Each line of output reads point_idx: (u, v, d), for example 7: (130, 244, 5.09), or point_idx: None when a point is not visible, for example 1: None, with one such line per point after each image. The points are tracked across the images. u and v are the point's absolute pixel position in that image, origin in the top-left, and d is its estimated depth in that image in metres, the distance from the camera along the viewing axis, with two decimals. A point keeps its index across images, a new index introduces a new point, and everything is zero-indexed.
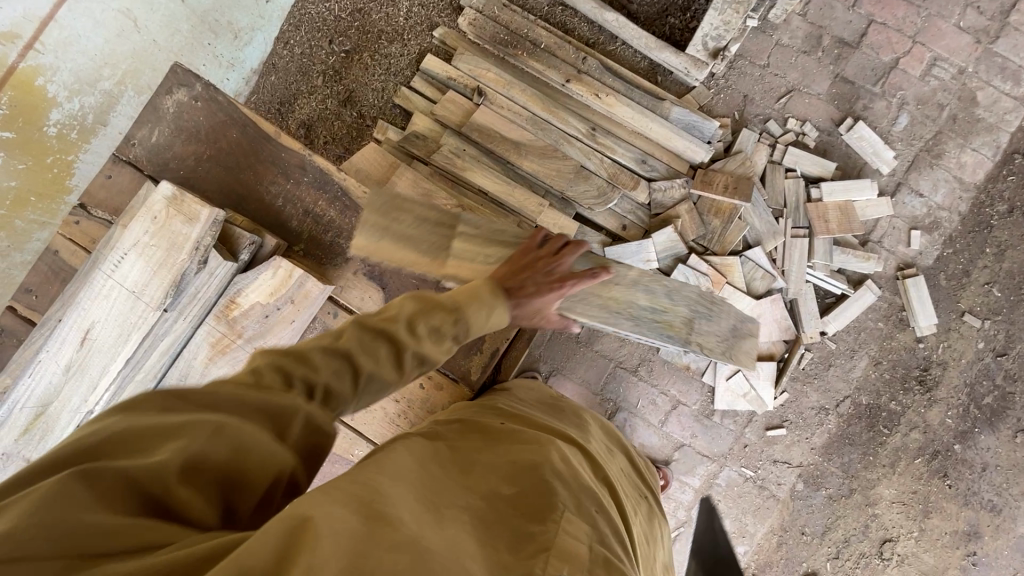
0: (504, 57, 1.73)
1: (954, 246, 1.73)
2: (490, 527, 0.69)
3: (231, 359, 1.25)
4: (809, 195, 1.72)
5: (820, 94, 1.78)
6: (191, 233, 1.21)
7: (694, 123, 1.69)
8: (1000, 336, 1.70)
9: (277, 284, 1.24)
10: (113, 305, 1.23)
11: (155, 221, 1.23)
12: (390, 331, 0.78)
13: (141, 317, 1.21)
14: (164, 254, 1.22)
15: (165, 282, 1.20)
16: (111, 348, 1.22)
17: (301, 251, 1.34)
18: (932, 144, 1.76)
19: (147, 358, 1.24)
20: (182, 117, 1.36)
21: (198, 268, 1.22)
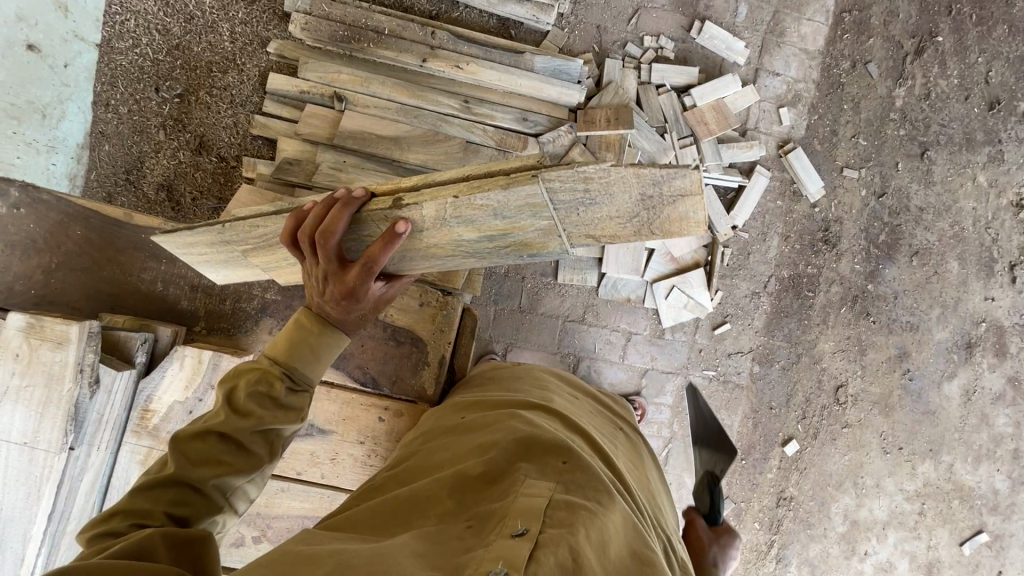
0: (351, 54, 1.63)
1: (817, 111, 1.88)
2: (449, 522, 0.77)
3: None
4: (684, 104, 1.78)
5: (664, 4, 1.83)
6: (69, 356, 1.11)
7: (560, 67, 1.69)
8: (876, 179, 1.88)
9: (189, 375, 1.22)
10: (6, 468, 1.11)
11: (19, 359, 1.12)
12: (218, 423, 0.89)
13: (47, 467, 1.11)
14: (45, 390, 1.12)
15: (61, 419, 1.11)
16: (25, 513, 1.10)
17: (203, 329, 1.32)
18: (773, 24, 1.87)
19: (73, 501, 1.15)
20: (9, 230, 1.26)
21: (93, 389, 1.13)
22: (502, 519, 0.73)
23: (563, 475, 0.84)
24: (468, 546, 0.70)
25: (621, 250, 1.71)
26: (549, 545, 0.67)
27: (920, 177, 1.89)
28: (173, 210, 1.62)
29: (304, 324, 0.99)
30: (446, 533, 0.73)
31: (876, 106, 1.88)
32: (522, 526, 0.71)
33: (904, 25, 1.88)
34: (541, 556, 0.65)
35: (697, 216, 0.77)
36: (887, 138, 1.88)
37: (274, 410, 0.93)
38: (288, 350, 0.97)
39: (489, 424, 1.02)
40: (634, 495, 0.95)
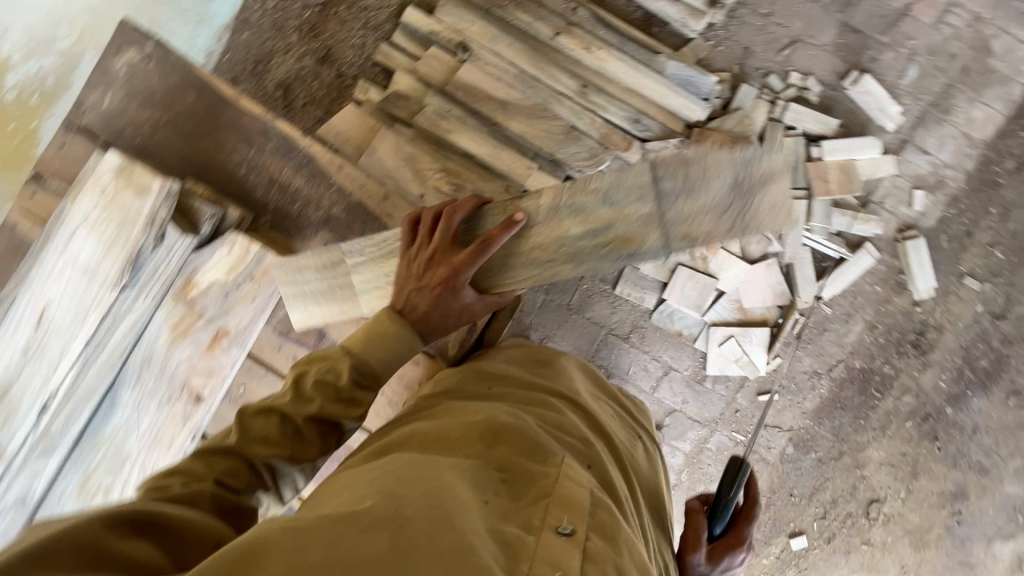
0: (490, 9, 1.63)
1: (957, 206, 1.68)
2: (487, 487, 0.75)
3: (195, 342, 1.25)
4: (809, 154, 1.64)
5: (824, 44, 1.69)
6: (144, 206, 1.19)
7: (691, 78, 1.61)
8: (999, 299, 1.67)
9: (233, 262, 1.24)
10: (67, 285, 1.21)
11: (104, 193, 1.20)
12: (283, 405, 0.95)
13: (99, 296, 1.20)
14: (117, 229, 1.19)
15: (121, 259, 1.19)
16: (71, 328, 1.21)
17: (268, 222, 1.30)
18: (941, 98, 1.68)
19: (112, 338, 1.23)
20: (133, 79, 1.28)
21: (155, 243, 1.20)
22: (546, 505, 0.72)
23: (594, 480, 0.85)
24: (507, 515, 0.69)
25: (689, 281, 1.65)
26: (593, 554, 0.67)
27: None
28: (283, 109, 1.69)
29: (388, 317, 1.04)
30: (485, 497, 0.72)
31: None
32: (568, 522, 0.70)
33: None
34: (585, 562, 0.64)
35: (783, 194, 0.96)
36: None
37: (335, 402, 0.96)
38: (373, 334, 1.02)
39: (526, 410, 1.00)
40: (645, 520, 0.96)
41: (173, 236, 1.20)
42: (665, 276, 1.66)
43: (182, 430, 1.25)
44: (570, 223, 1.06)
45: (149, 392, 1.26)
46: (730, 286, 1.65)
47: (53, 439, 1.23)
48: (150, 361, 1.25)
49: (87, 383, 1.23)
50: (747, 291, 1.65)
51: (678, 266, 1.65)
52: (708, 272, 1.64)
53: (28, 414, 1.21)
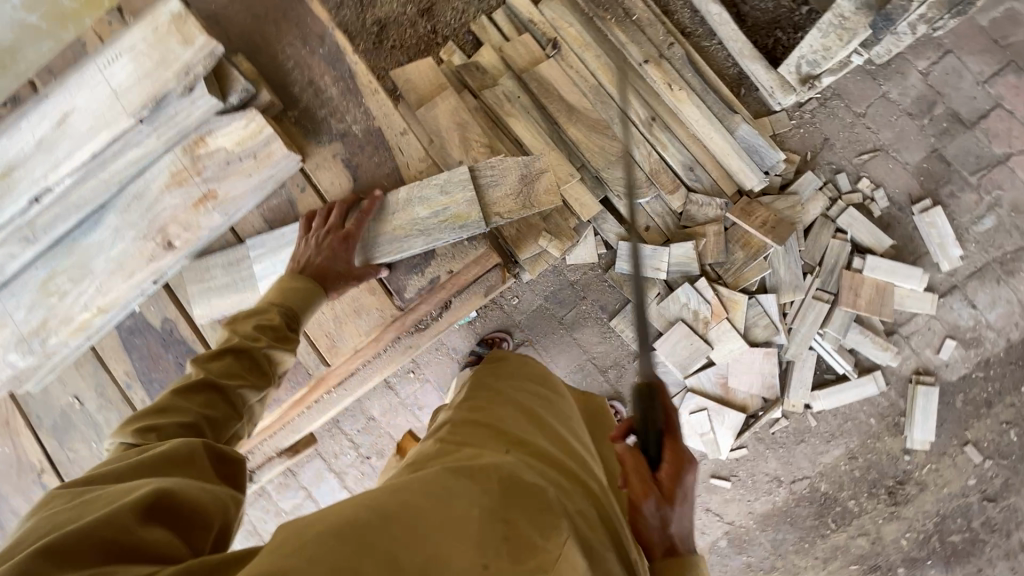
0: (592, 17, 1.65)
1: (987, 370, 1.58)
2: (491, 539, 0.58)
3: (184, 195, 0.98)
4: (850, 261, 1.58)
5: (908, 163, 1.63)
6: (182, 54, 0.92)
7: (757, 147, 1.58)
8: (996, 480, 1.57)
9: (244, 128, 0.97)
10: (99, 99, 0.94)
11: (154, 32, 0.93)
12: (232, 343, 0.87)
13: (119, 125, 0.94)
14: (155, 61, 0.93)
15: (145, 93, 0.92)
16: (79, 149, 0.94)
17: (294, 118, 1.09)
18: (1010, 258, 1.59)
19: (111, 166, 0.97)
20: None
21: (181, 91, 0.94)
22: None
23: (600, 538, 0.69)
24: None
25: (683, 339, 1.60)
26: None
27: None
28: (372, 46, 1.77)
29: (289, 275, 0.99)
30: (485, 559, 0.56)
31: None
32: None
33: None
34: None
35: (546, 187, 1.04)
36: None
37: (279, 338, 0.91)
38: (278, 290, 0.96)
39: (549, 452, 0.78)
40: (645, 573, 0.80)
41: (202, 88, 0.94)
42: (662, 327, 1.63)
43: (132, 288, 0.99)
44: (421, 207, 1.04)
45: (110, 243, 1.00)
46: (721, 360, 1.59)
47: (34, 233, 0.98)
48: (127, 213, 1.00)
49: (64, 205, 0.98)
50: (736, 371, 1.59)
51: (678, 320, 1.61)
52: (705, 338, 1.58)
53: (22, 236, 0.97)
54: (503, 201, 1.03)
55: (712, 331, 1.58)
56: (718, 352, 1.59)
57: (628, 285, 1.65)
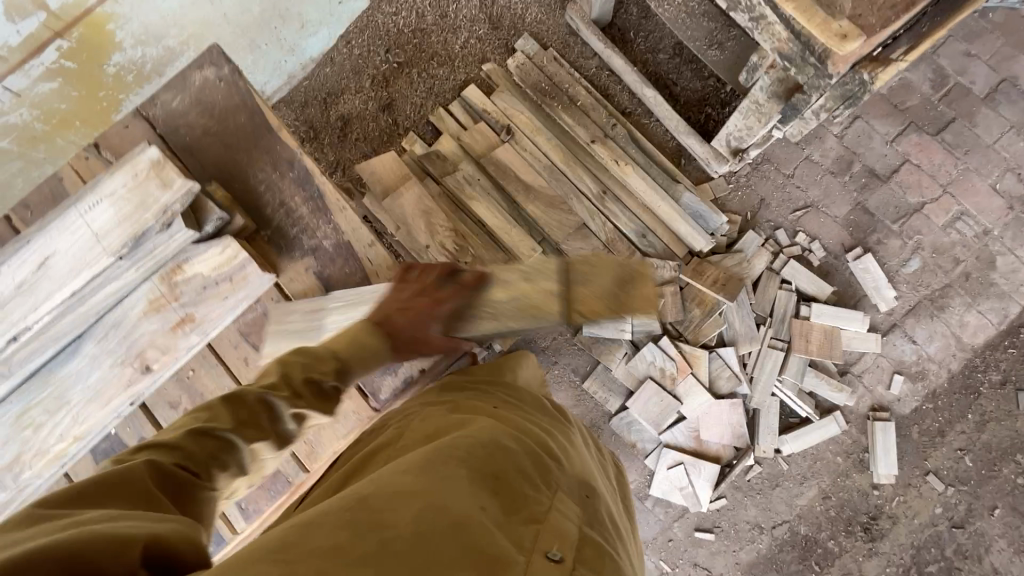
0: (541, 105, 1.81)
1: (935, 401, 1.70)
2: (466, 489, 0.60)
3: (161, 323, 1.01)
4: (797, 309, 1.70)
5: (836, 216, 1.79)
6: (161, 196, 0.95)
7: (701, 213, 1.71)
8: (960, 507, 1.65)
9: (222, 261, 1.02)
10: (72, 240, 0.96)
11: (134, 175, 0.96)
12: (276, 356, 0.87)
13: (90, 261, 0.94)
14: (132, 206, 0.95)
15: (124, 231, 0.94)
16: (58, 282, 0.95)
17: (268, 236, 1.12)
18: (938, 295, 1.74)
19: (80, 305, 0.98)
20: (201, 89, 1.10)
21: (160, 229, 0.96)
22: (541, 529, 0.59)
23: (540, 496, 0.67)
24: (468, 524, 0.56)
25: (654, 396, 1.67)
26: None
27: (1013, 536, 1.63)
28: (337, 138, 1.89)
29: (366, 326, 0.90)
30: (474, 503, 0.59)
31: (1006, 435, 1.67)
32: (558, 550, 0.57)
33: None
34: None
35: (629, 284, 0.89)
36: (996, 475, 1.65)
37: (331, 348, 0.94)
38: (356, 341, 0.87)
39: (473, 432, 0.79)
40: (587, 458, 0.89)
41: (178, 223, 0.97)
42: (632, 386, 1.69)
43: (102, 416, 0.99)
44: (497, 293, 0.96)
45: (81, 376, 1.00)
46: (691, 413, 1.67)
47: (10, 369, 0.97)
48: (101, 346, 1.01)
49: (28, 344, 0.98)
50: (706, 423, 1.66)
51: (647, 377, 1.68)
52: (674, 393, 1.66)
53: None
54: (587, 297, 0.89)
55: (679, 386, 1.66)
56: (688, 406, 1.66)
57: (597, 347, 1.72)
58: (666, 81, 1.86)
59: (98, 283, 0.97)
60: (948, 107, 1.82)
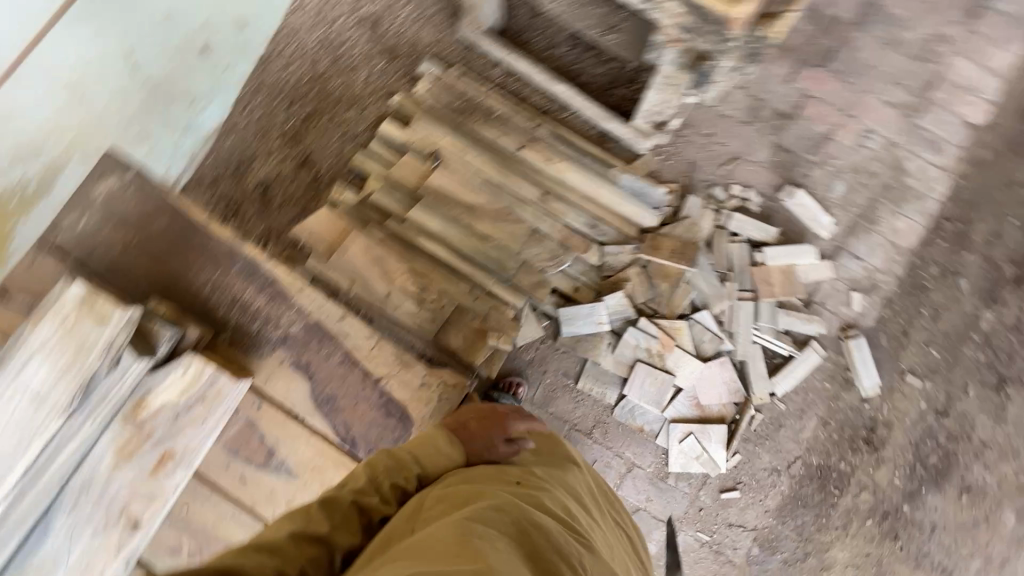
0: (460, 124, 1.77)
1: (892, 307, 1.82)
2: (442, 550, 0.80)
3: (139, 464, 1.30)
4: (754, 258, 1.77)
5: (761, 161, 1.88)
6: (102, 334, 1.22)
7: (641, 189, 1.75)
8: (939, 395, 1.77)
9: (186, 383, 1.32)
10: (16, 410, 1.22)
11: (64, 324, 1.22)
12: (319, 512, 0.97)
13: (44, 424, 1.22)
14: (71, 357, 1.22)
15: (75, 384, 1.22)
16: (17, 449, 1.21)
17: (228, 336, 1.44)
18: (867, 210, 1.86)
19: (57, 456, 1.26)
20: (111, 203, 1.43)
21: (110, 367, 1.26)
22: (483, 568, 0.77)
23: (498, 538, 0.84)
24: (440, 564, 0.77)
25: (648, 378, 1.69)
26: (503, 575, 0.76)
27: (990, 407, 1.77)
28: (260, 207, 1.79)
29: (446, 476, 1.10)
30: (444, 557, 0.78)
31: (958, 319, 1.81)
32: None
33: (1009, 250, 1.84)
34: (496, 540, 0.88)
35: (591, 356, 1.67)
36: (960, 358, 1.79)
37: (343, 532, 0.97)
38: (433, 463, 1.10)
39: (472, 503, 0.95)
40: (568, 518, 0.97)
41: (126, 357, 1.26)
42: (624, 373, 1.71)
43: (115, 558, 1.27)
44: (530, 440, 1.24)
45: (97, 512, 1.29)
46: (687, 383, 1.70)
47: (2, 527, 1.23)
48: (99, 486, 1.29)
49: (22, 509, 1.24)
50: (702, 389, 1.70)
51: (636, 361, 1.70)
52: (665, 368, 1.69)
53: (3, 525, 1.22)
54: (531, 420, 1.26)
55: (668, 361, 1.69)
56: (682, 377, 1.70)
57: (581, 344, 1.73)
58: (573, 72, 1.87)
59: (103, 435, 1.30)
60: (829, 36, 1.93)
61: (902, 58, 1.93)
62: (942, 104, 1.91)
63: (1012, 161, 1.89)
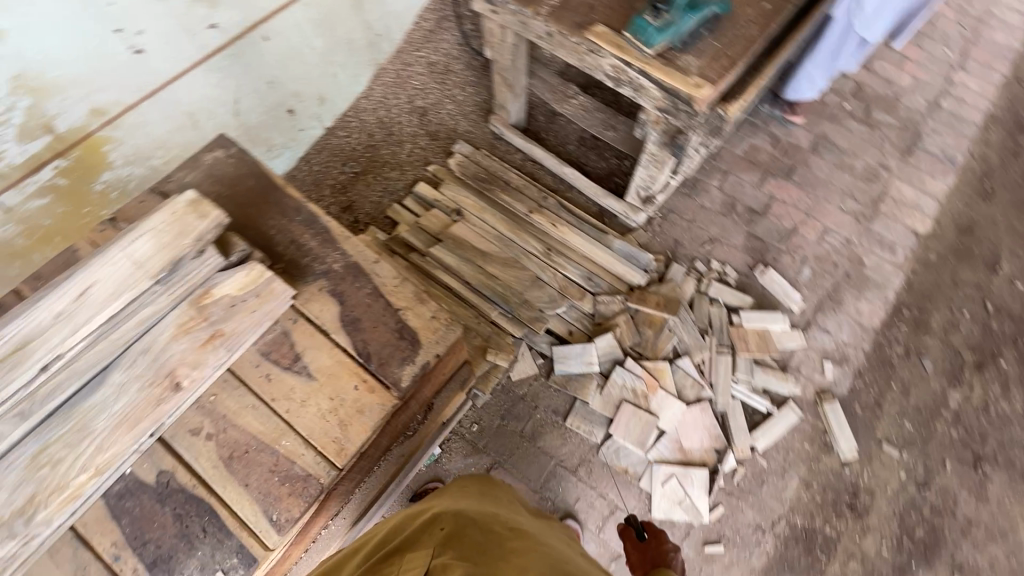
0: (482, 190, 2.11)
1: (864, 379, 1.94)
2: (514, 512, 1.21)
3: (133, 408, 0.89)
4: (730, 320, 1.97)
5: (737, 245, 2.16)
6: (199, 228, 0.95)
7: (632, 254, 2.01)
8: (918, 467, 1.82)
9: (184, 325, 0.95)
10: (112, 283, 0.90)
11: (163, 219, 0.95)
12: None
13: (77, 314, 0.87)
14: (127, 272, 0.91)
15: (149, 270, 0.92)
16: (68, 323, 0.87)
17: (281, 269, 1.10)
18: (833, 293, 2.09)
19: (127, 320, 0.91)
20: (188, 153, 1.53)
21: (193, 259, 0.96)
22: (521, 507, 1.28)
23: (495, 496, 1.26)
24: (514, 510, 1.23)
25: (633, 417, 1.79)
26: (518, 507, 1.27)
27: (970, 485, 1.80)
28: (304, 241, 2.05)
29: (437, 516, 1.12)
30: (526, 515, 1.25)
31: (928, 397, 1.92)
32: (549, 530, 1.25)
33: (964, 338, 2.03)
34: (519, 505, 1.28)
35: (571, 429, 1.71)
36: (934, 432, 1.87)
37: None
38: (354, 415, 0.98)
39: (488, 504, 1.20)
40: (472, 488, 1.30)
41: (208, 249, 0.98)
42: (611, 413, 1.81)
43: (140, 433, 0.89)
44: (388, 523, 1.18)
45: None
46: (670, 425, 1.80)
47: (29, 406, 0.85)
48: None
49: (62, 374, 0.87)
50: (685, 432, 1.79)
51: (623, 401, 1.81)
52: (650, 409, 1.79)
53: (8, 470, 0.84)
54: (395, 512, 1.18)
55: (653, 402, 1.80)
56: (665, 420, 1.80)
57: (570, 383, 1.86)
58: (579, 161, 2.23)
59: (49, 451, 0.85)
60: (789, 157, 2.34)
61: (852, 178, 2.31)
62: (889, 215, 2.24)
63: (957, 264, 2.15)
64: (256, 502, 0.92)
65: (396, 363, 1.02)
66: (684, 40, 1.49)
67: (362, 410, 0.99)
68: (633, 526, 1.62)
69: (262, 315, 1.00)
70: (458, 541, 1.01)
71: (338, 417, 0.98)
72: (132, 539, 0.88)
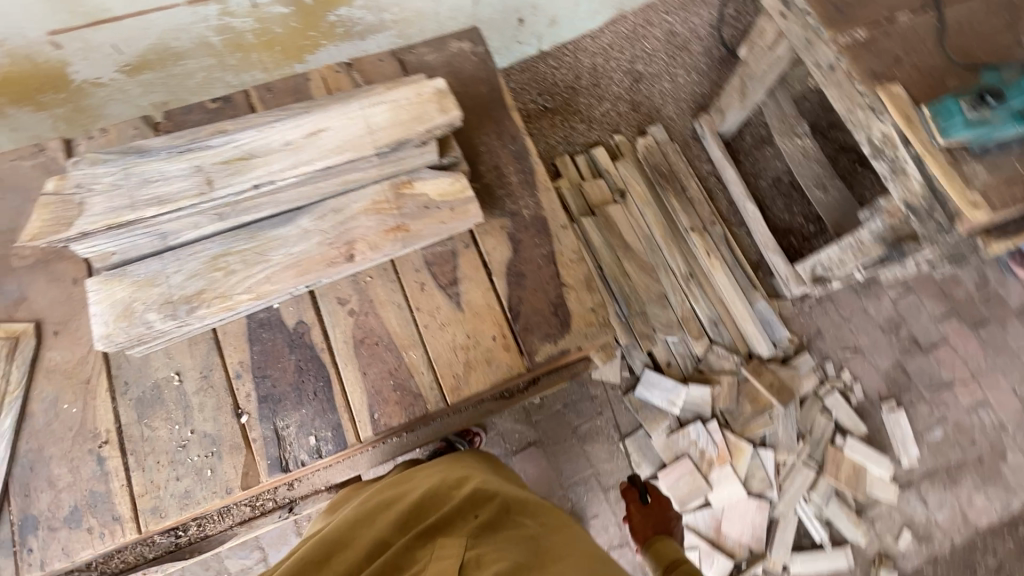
0: (655, 184, 1.96)
1: (934, 568, 1.76)
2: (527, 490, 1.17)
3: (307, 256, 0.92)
4: (832, 438, 1.80)
5: (879, 367, 1.92)
6: (434, 121, 0.93)
7: (769, 321, 1.86)
8: None
9: (376, 203, 0.95)
10: (340, 136, 0.91)
11: (406, 97, 0.94)
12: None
13: (301, 150, 0.89)
14: (357, 132, 0.91)
15: (376, 139, 0.91)
16: (292, 155, 0.89)
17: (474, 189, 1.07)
18: (953, 468, 1.86)
19: (335, 176, 0.93)
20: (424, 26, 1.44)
21: (415, 145, 0.95)
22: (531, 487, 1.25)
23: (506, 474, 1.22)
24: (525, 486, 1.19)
25: (687, 475, 1.70)
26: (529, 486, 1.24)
27: None
28: None
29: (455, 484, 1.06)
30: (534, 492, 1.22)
31: None
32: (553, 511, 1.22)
33: None
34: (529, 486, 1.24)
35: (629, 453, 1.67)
36: None
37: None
38: (480, 363, 0.97)
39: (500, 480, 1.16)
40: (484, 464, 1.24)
41: (429, 143, 0.96)
42: (668, 459, 1.73)
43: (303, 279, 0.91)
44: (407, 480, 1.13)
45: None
46: (718, 502, 1.70)
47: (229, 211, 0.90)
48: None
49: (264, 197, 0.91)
50: (729, 516, 1.70)
51: (686, 455, 1.72)
52: (708, 478, 1.70)
53: (190, 258, 0.89)
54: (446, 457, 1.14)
55: (714, 472, 1.71)
56: (717, 495, 1.70)
57: (643, 410, 1.78)
58: (763, 202, 2.05)
59: (228, 258, 0.90)
60: (990, 305, 2.00)
61: None
62: None
63: None
64: (366, 395, 0.94)
65: (537, 335, 0.99)
66: (985, 148, 1.25)
67: (486, 363, 0.97)
68: (636, 488, 1.56)
69: (446, 229, 0.97)
70: (492, 528, 0.93)
71: (466, 356, 0.96)
72: (256, 367, 0.93)
